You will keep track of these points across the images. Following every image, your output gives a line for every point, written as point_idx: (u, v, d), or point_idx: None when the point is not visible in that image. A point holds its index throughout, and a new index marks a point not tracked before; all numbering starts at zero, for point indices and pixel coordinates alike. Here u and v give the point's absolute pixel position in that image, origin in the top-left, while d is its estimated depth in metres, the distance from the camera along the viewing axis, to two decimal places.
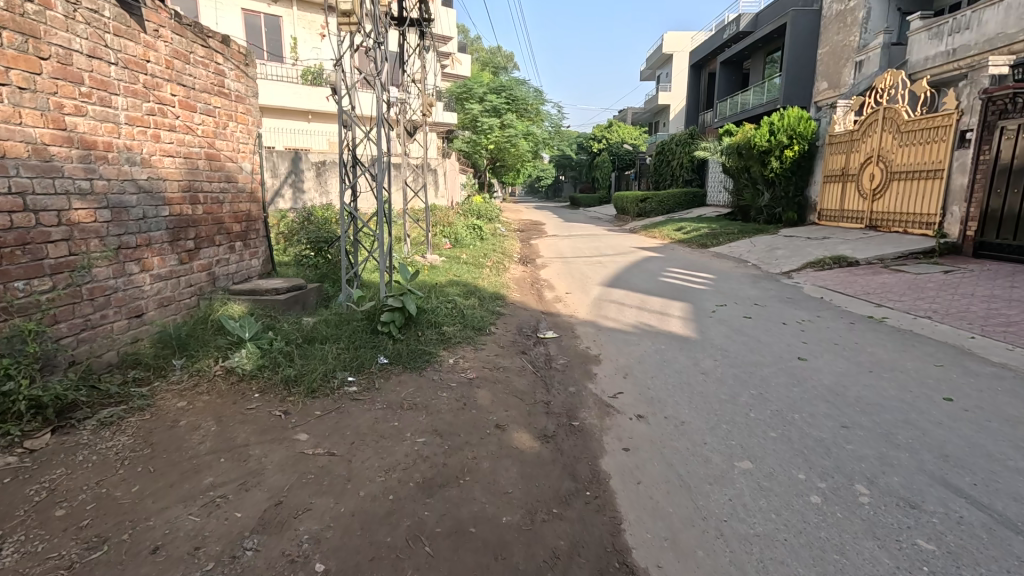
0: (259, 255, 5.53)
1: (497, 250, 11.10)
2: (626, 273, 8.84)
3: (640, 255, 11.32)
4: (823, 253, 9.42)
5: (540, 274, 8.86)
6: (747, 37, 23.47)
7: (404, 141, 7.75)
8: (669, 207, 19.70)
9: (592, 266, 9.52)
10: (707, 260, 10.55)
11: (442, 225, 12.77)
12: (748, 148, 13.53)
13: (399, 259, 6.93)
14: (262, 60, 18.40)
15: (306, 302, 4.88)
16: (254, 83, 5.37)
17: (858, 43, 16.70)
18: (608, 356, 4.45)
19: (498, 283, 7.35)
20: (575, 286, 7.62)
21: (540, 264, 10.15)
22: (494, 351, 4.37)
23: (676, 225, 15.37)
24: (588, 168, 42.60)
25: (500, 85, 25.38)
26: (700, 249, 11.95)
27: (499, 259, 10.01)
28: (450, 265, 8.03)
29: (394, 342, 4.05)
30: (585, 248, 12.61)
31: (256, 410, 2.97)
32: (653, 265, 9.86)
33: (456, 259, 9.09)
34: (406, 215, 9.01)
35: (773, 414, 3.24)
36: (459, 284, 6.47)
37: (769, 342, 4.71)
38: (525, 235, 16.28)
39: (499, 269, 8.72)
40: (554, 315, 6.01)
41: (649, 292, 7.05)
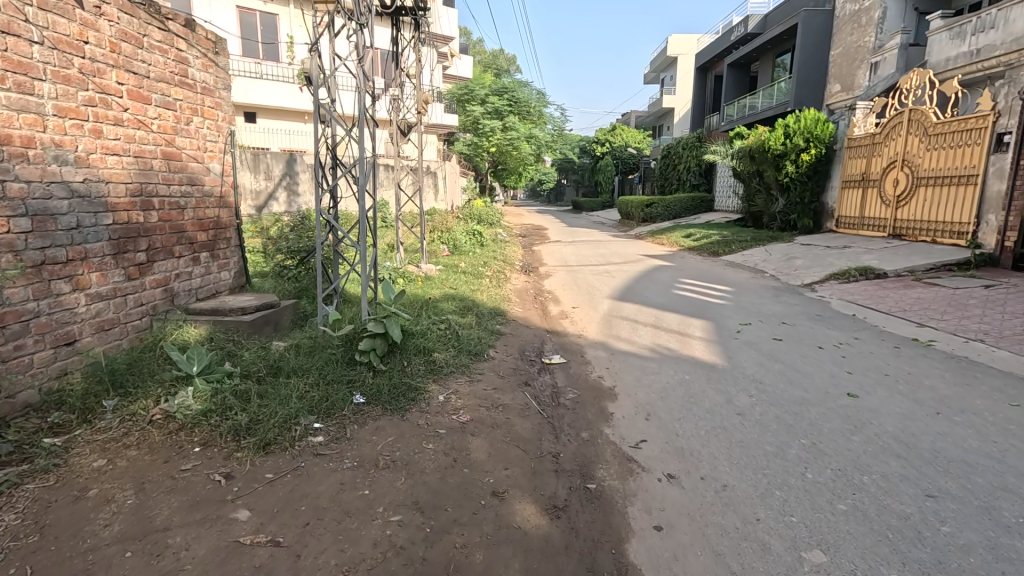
0: (229, 268, 4.93)
1: (497, 258, 10.50)
2: (637, 284, 8.22)
3: (648, 263, 10.70)
4: (847, 264, 8.80)
5: (544, 285, 8.25)
6: (756, 39, 22.92)
7: (397, 143, 7.15)
8: (676, 213, 19.09)
9: (600, 277, 8.90)
10: (721, 269, 9.93)
11: (440, 231, 12.18)
12: (761, 152, 12.94)
13: (389, 271, 6.32)
14: (257, 60, 17.89)
15: (278, 323, 4.27)
16: (225, 74, 4.79)
17: (873, 43, 16.13)
18: (625, 390, 3.82)
19: (499, 296, 6.75)
20: (582, 299, 7.00)
21: (544, 273, 9.54)
22: (493, 385, 3.74)
23: (685, 232, 14.75)
24: (591, 171, 42.13)
25: (502, 86, 24.82)
26: (712, 258, 11.35)
27: (500, 267, 9.40)
28: (447, 276, 7.43)
29: (373, 374, 3.42)
30: (590, 255, 12.02)
31: (191, 473, 2.36)
32: (664, 275, 9.24)
33: (454, 269, 8.49)
34: (400, 221, 8.42)
35: (836, 476, 2.62)
36: (456, 299, 5.86)
37: (809, 372, 4.09)
38: (527, 242, 15.70)
39: (500, 280, 8.10)
40: (560, 335, 5.39)
41: (664, 307, 6.43)
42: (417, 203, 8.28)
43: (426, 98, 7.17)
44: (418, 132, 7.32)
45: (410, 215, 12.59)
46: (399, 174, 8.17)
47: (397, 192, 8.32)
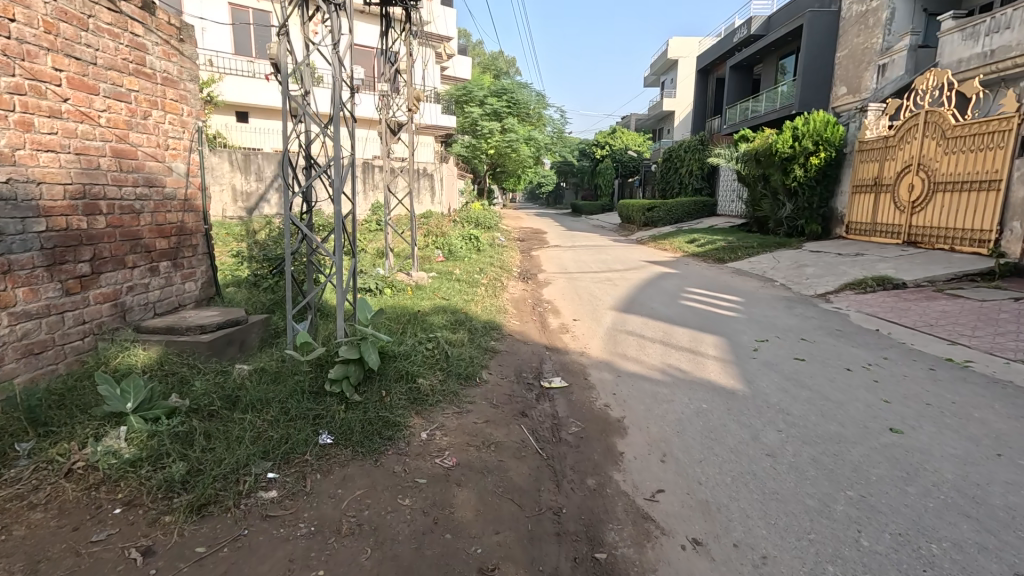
0: (196, 278, 4.46)
1: (494, 264, 10.07)
2: (642, 294, 7.76)
3: (652, 270, 10.28)
4: (861, 273, 8.36)
5: (543, 294, 7.79)
6: (759, 41, 22.55)
7: (387, 143, 6.70)
8: (678, 217, 18.66)
9: (602, 285, 8.45)
10: (728, 277, 9.49)
11: (435, 236, 11.71)
12: (768, 155, 12.53)
13: (376, 281, 5.87)
14: (250, 58, 17.45)
15: (244, 342, 3.79)
16: (192, 64, 4.33)
17: (881, 45, 15.76)
18: (636, 422, 3.36)
19: (494, 307, 6.30)
20: (584, 311, 6.55)
21: (543, 280, 9.08)
22: (485, 416, 3.27)
23: (688, 237, 14.30)
24: (590, 175, 41.77)
25: (501, 87, 24.44)
26: (718, 265, 10.92)
27: (496, 274, 8.95)
28: (439, 285, 6.96)
29: (345, 408, 2.94)
30: (591, 261, 11.59)
31: (100, 549, 1.89)
32: (670, 283, 8.77)
33: (448, 277, 8.02)
34: (390, 227, 7.95)
35: (896, 543, 2.17)
36: (448, 312, 5.39)
37: (842, 401, 3.63)
38: (525, 246, 15.29)
39: (496, 288, 7.63)
40: (561, 352, 4.94)
41: (672, 321, 5.97)
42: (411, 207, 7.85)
43: (418, 94, 6.70)
44: (410, 132, 6.87)
45: (403, 218, 12.13)
46: (390, 177, 7.72)
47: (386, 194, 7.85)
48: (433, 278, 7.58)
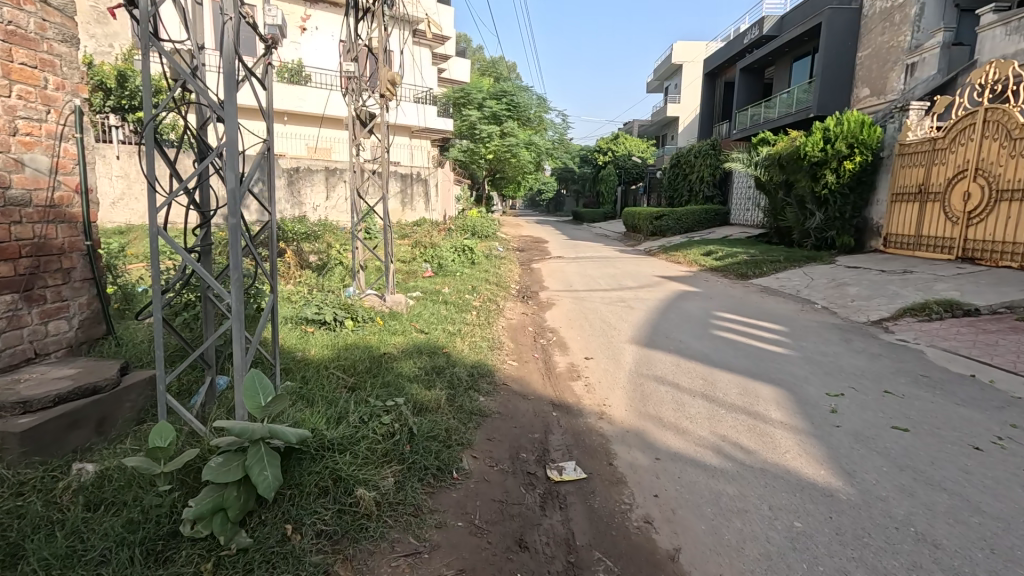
0: (68, 314, 3.21)
1: (490, 279, 8.86)
2: (664, 319, 6.52)
3: (668, 287, 9.09)
4: (919, 295, 7.14)
5: (546, 320, 6.55)
6: (772, 41, 21.48)
7: (357, 139, 5.32)
8: (688, 226, 17.46)
9: (616, 307, 7.22)
10: (758, 297, 8.27)
11: (424, 248, 10.47)
12: (794, 160, 11.31)
13: (335, 311, 4.63)
14: None
15: (105, 421, 2.53)
16: (60, 19, 3.11)
17: (909, 43, 14.64)
18: (699, 566, 2.11)
19: (486, 340, 5.07)
20: (597, 345, 5.32)
21: (546, 301, 7.83)
22: (458, 560, 2.05)
23: (704, 248, 13.08)
24: (592, 181, 40.80)
25: (501, 91, 23.46)
26: (741, 282, 9.73)
27: (492, 293, 7.74)
28: (420, 311, 5.68)
29: (211, 572, 1.71)
30: (599, 275, 10.40)
31: None
32: (694, 306, 7.53)
33: (437, 300, 6.75)
34: (358, 243, 6.15)
35: None
36: (426, 352, 4.17)
37: (1008, 519, 2.38)
38: (526, 257, 14.14)
39: (491, 313, 6.38)
40: (573, 411, 3.71)
41: (709, 361, 4.74)
42: (387, 212, 6.10)
43: (394, 77, 5.28)
44: (385, 126, 5.40)
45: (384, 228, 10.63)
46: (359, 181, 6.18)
47: (352, 197, 6.04)
48: (415, 303, 6.32)
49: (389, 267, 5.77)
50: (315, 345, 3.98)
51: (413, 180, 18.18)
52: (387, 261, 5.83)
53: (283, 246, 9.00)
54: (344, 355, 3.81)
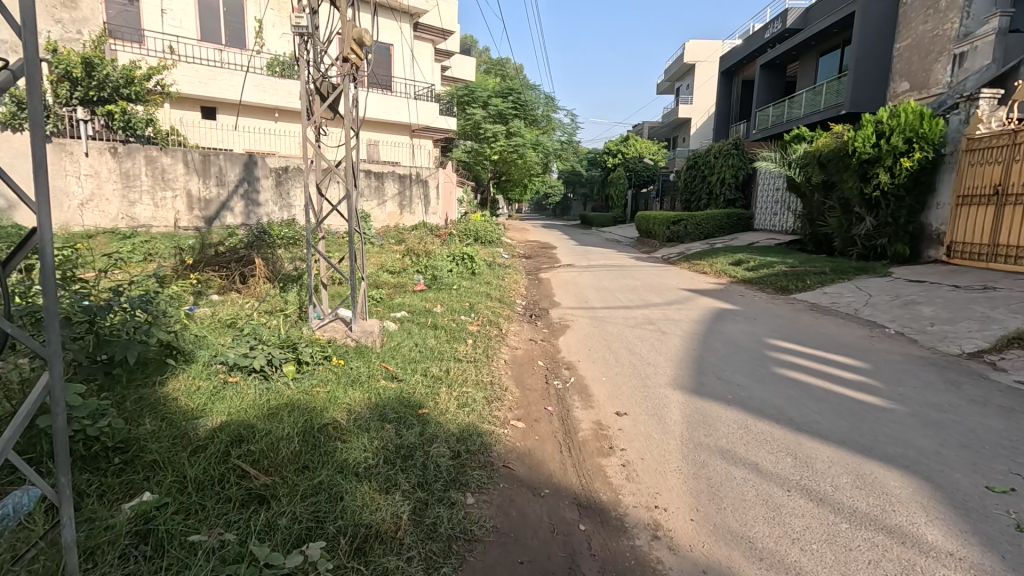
0: None
1: (491, 293, 7.61)
2: (706, 350, 5.21)
3: (699, 304, 7.80)
4: (1019, 319, 5.78)
5: (559, 349, 5.26)
6: (796, 35, 20.13)
7: (312, 117, 4.00)
8: (709, 231, 16.13)
9: (646, 333, 5.92)
10: (810, 319, 6.95)
11: (418, 256, 9.24)
12: (838, 157, 9.97)
13: (268, 355, 3.34)
14: (219, 46, 15.32)
15: None
16: None
17: (958, 31, 13.27)
18: None
19: (480, 386, 3.77)
20: (629, 392, 4.02)
21: (560, 322, 6.54)
22: None
23: (732, 257, 11.77)
24: (600, 184, 39.55)
25: (507, 88, 22.20)
26: (782, 297, 8.42)
27: (493, 312, 6.48)
28: (398, 345, 4.40)
29: None
30: (616, 288, 9.11)
31: None
32: (735, 329, 6.22)
33: (423, 324, 5.48)
34: (321, 255, 4.73)
35: None
36: (391, 418, 2.89)
37: None
38: (532, 265, 12.89)
39: (493, 342, 5.11)
40: (607, 520, 2.42)
41: (788, 423, 3.43)
42: (353, 211, 4.44)
43: (362, 36, 3.98)
44: (348, 108, 4.01)
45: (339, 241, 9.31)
46: (322, 178, 4.84)
47: (311, 196, 4.65)
48: (397, 330, 5.06)
49: (354, 279, 4.21)
50: (229, 413, 2.73)
51: (412, 181, 17.04)
52: (351, 265, 4.21)
53: (254, 253, 7.83)
54: (265, 431, 2.56)
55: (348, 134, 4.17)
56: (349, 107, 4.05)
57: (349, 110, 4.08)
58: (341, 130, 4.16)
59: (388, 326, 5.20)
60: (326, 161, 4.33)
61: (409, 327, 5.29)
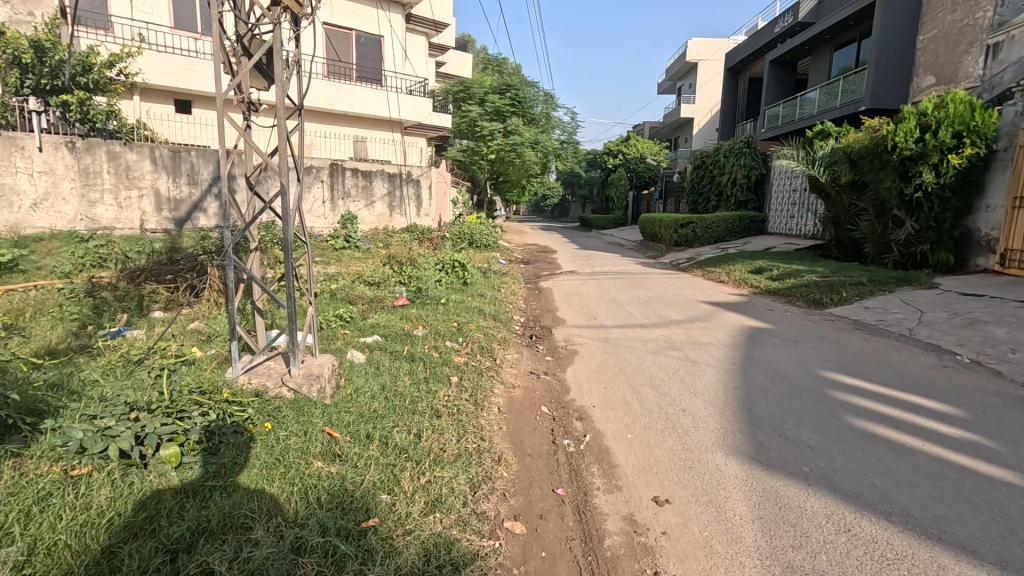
0: None
1: (485, 309, 6.55)
2: (751, 388, 4.16)
3: (724, 321, 6.76)
4: None
5: (568, 388, 4.19)
6: (809, 29, 19.11)
7: (231, 89, 2.89)
8: (719, 235, 15.12)
9: (672, 363, 4.85)
10: (859, 341, 5.90)
11: (402, 263, 8.18)
12: (873, 153, 8.95)
13: (142, 427, 2.25)
14: (195, 35, 14.16)
15: None
16: None
17: (992, 19, 12.22)
18: None
19: (462, 460, 2.70)
20: (668, 462, 2.96)
21: (566, 347, 5.47)
22: None
23: (750, 264, 10.72)
24: (600, 186, 38.56)
25: (504, 83, 21.21)
26: (817, 312, 7.39)
27: (486, 335, 5.42)
28: (354, 394, 3.33)
29: None
30: (627, 301, 8.06)
31: None
32: (776, 356, 5.17)
33: (395, 357, 4.37)
34: (251, 269, 3.64)
35: None
36: (314, 547, 1.83)
37: None
38: (531, 272, 11.85)
39: (484, 381, 4.03)
40: None
41: (905, 524, 2.37)
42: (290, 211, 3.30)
43: None
44: (280, 90, 2.92)
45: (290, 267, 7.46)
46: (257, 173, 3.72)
47: None
48: (358, 367, 3.97)
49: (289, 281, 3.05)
50: (36, 552, 1.68)
51: (402, 180, 15.97)
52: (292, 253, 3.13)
53: (210, 262, 6.77)
54: None
55: (282, 128, 3.09)
56: (283, 90, 2.96)
57: (282, 95, 2.98)
58: (271, 120, 3.07)
59: (346, 361, 4.10)
60: (256, 153, 3.25)
61: (376, 362, 4.18)
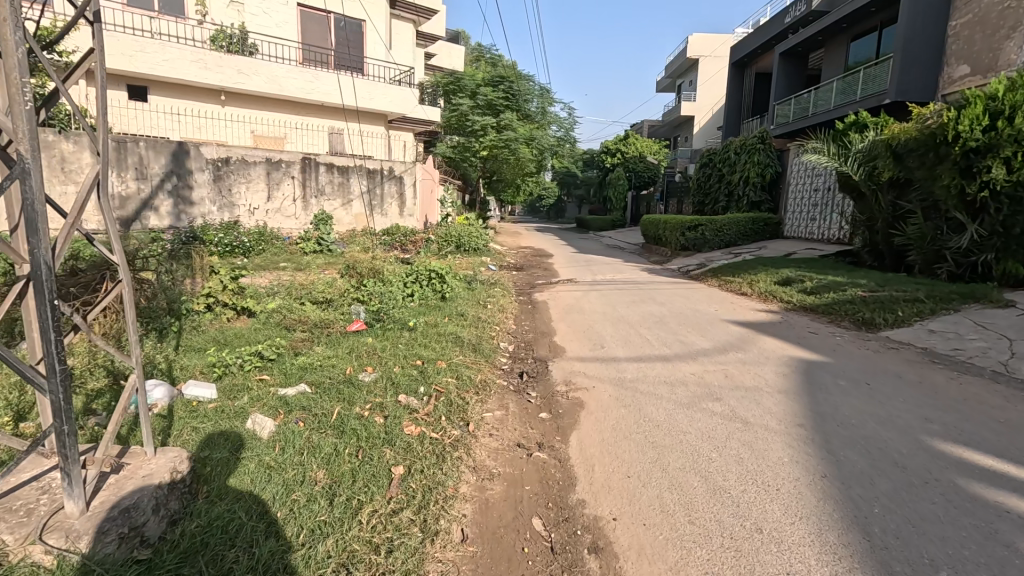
0: None
1: (462, 337, 5.14)
2: (846, 476, 2.80)
3: (761, 351, 5.40)
4: None
5: (573, 478, 2.81)
6: (823, 18, 17.82)
7: None
8: (730, 239, 13.79)
9: (717, 426, 3.44)
10: (943, 381, 4.56)
11: (366, 274, 6.77)
12: (926, 146, 7.58)
13: None
14: (151, 14, 13.00)
15: None
16: None
17: None
18: None
19: None
20: None
21: (568, 396, 4.03)
22: None
23: (775, 273, 9.37)
24: (598, 185, 37.11)
25: (497, 76, 19.81)
26: (871, 337, 6.05)
27: (458, 379, 4.02)
28: (209, 535, 1.95)
29: None
30: (638, 320, 6.70)
31: None
32: (853, 408, 3.80)
33: (313, 433, 2.92)
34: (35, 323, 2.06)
35: None
36: None
37: None
38: (524, 281, 10.45)
39: (446, 475, 2.64)
40: None
41: None
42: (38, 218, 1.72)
43: None
44: None
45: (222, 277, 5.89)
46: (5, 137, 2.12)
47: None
48: (245, 463, 2.54)
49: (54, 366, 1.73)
50: None
51: (384, 177, 14.57)
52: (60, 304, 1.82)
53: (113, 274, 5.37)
54: None
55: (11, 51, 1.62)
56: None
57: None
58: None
59: (230, 450, 2.66)
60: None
61: (281, 446, 2.74)
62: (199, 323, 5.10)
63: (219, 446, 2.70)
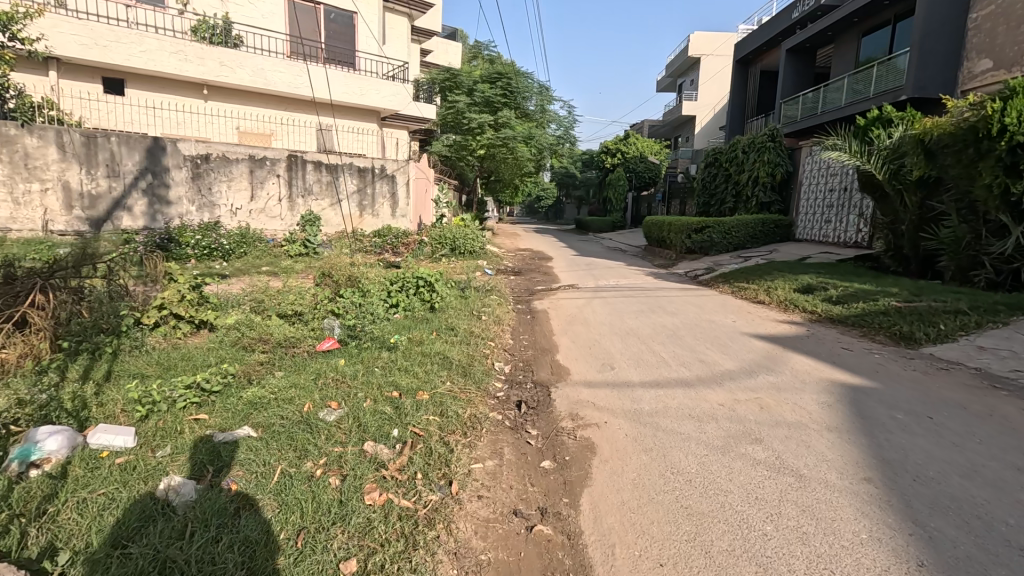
0: None
1: (450, 358, 4.41)
2: (949, 566, 2.11)
3: (795, 373, 4.70)
4: None
5: (586, 568, 2.11)
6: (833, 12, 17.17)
7: None
8: (739, 241, 13.09)
9: (763, 482, 2.75)
10: (1016, 413, 3.87)
11: (347, 283, 6.04)
12: (964, 141, 6.88)
13: None
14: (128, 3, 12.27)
15: None
16: None
17: None
18: None
19: None
20: None
21: (576, 436, 3.32)
22: None
23: (794, 279, 8.67)
24: (598, 186, 36.37)
25: (494, 72, 19.10)
26: (914, 355, 5.35)
27: (442, 415, 3.30)
28: None
29: None
30: (649, 334, 5.99)
31: None
32: (925, 452, 3.12)
33: (242, 505, 2.21)
34: None
35: None
36: None
37: None
38: (523, 287, 9.74)
39: (416, 571, 1.95)
40: None
41: None
42: None
43: None
44: None
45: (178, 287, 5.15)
46: None
47: None
48: (134, 563, 1.83)
49: None
50: None
51: (375, 176, 13.85)
52: None
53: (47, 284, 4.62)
54: None
55: None
56: None
57: None
58: None
59: (118, 540, 1.94)
60: None
61: (193, 529, 2.03)
62: (144, 342, 4.37)
63: (106, 536, 1.99)
